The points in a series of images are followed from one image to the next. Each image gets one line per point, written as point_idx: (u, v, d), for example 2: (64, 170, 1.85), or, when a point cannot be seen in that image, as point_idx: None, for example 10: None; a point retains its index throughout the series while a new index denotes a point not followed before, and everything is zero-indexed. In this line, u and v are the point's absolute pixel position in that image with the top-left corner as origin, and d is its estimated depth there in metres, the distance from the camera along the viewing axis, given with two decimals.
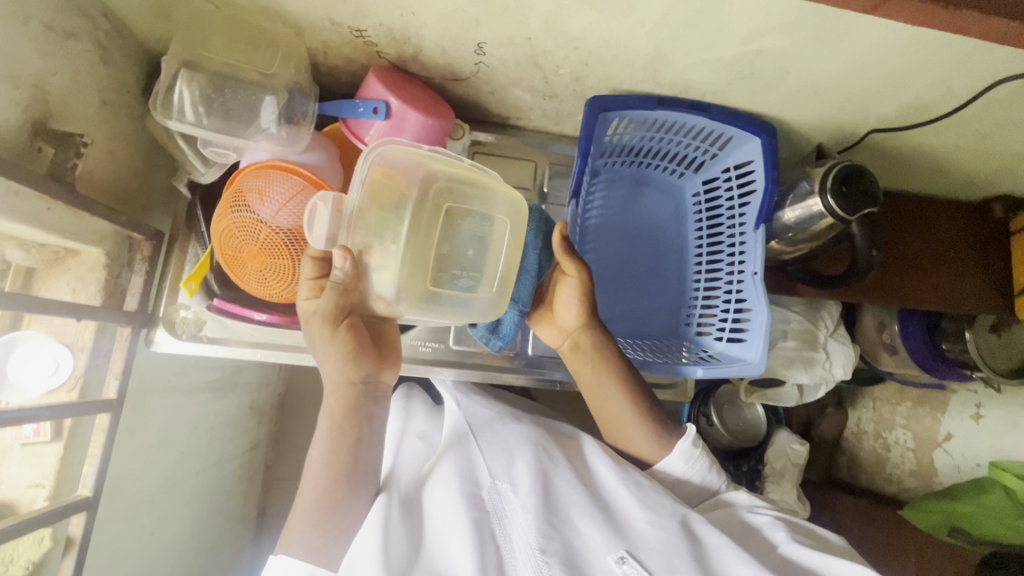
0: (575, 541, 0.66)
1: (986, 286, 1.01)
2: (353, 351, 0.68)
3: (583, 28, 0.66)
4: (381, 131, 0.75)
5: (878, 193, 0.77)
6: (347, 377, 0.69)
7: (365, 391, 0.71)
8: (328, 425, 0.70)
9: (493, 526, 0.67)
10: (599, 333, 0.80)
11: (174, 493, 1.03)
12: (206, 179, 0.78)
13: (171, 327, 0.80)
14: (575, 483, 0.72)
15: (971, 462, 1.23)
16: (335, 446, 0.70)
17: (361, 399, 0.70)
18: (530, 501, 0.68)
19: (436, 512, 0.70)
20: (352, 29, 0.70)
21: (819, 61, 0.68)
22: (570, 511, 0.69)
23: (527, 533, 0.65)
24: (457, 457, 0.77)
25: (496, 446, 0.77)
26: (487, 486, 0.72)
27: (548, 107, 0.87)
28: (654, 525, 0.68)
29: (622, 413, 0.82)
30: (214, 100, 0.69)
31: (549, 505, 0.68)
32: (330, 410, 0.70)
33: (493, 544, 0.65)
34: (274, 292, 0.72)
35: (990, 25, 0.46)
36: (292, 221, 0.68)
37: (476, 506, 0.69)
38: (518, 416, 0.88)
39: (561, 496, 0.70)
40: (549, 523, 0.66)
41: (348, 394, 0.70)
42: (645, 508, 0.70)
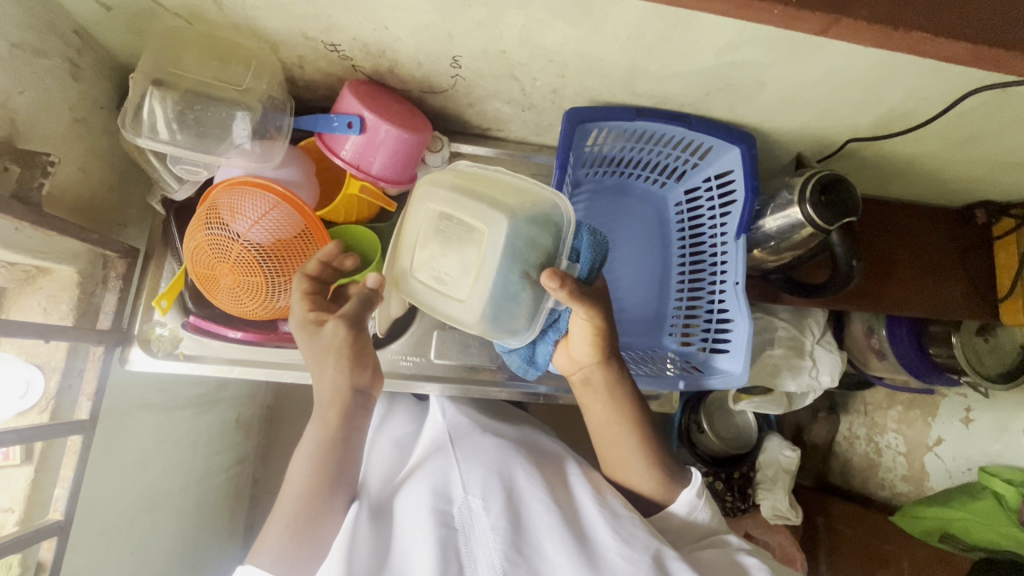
0: (539, 571, 0.64)
1: (970, 292, 1.00)
2: (356, 357, 0.66)
3: (557, 41, 0.66)
4: (357, 146, 0.74)
5: (856, 203, 0.76)
6: (345, 384, 0.67)
7: (359, 402, 0.69)
8: (317, 432, 0.68)
9: (460, 545, 0.64)
10: (613, 370, 0.76)
11: (156, 512, 1.01)
12: (180, 195, 0.77)
13: (146, 345, 0.79)
14: (550, 507, 0.70)
15: (962, 466, 1.22)
16: (321, 452, 0.67)
17: (354, 409, 0.69)
18: (499, 525, 0.66)
19: (404, 530, 0.68)
20: (326, 43, 0.70)
21: (794, 72, 0.68)
22: (540, 538, 0.67)
23: (492, 557, 0.63)
24: (435, 469, 0.74)
25: (474, 461, 0.75)
26: (459, 502, 0.69)
27: (528, 119, 0.86)
28: (626, 558, 0.65)
29: (632, 453, 0.78)
30: (186, 117, 0.69)
31: (518, 531, 0.66)
32: (321, 417, 0.68)
33: (458, 564, 0.62)
34: (249, 310, 0.71)
35: (946, 47, 0.46)
36: (266, 238, 0.67)
37: (445, 523, 0.66)
38: (500, 430, 0.86)
39: (531, 519, 0.69)
40: (515, 550, 0.64)
41: (343, 400, 0.68)
42: (620, 540, 0.67)
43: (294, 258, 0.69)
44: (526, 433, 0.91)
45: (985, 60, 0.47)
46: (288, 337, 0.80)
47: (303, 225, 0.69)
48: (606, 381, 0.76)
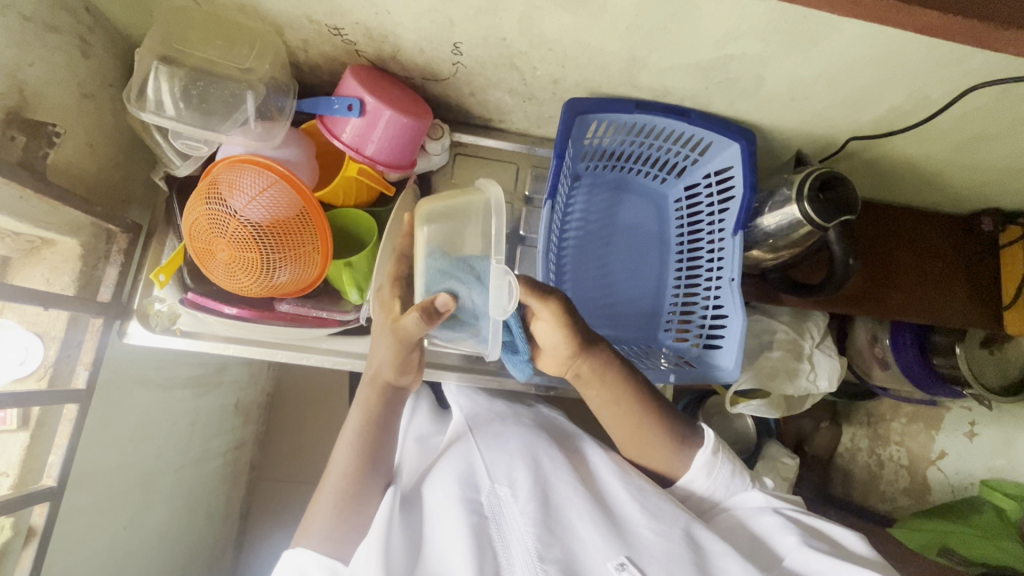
0: (575, 549, 0.65)
1: (974, 300, 0.99)
2: (403, 363, 0.73)
3: (557, 30, 0.67)
4: (357, 129, 0.75)
5: (854, 202, 0.76)
6: (388, 379, 0.75)
7: (397, 395, 0.77)
8: (359, 418, 0.75)
9: (493, 532, 0.66)
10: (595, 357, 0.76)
11: (151, 489, 1.03)
12: (182, 172, 0.78)
13: (144, 319, 0.80)
14: (575, 488, 0.71)
15: (964, 480, 1.20)
16: (360, 440, 0.74)
17: (393, 400, 0.77)
18: (529, 508, 0.67)
19: (438, 515, 0.69)
20: (330, 27, 0.71)
21: (793, 67, 0.68)
22: (571, 517, 0.68)
23: (526, 539, 0.64)
24: (457, 459, 0.75)
25: (497, 448, 0.76)
26: (486, 490, 0.70)
27: (529, 110, 0.87)
28: (656, 532, 0.66)
29: (638, 430, 0.77)
30: (191, 95, 0.70)
31: (547, 511, 0.67)
32: (364, 404, 0.76)
33: (492, 551, 0.64)
34: (244, 286, 0.72)
35: (920, 18, 0.44)
36: (263, 215, 0.68)
37: (476, 511, 0.67)
38: (520, 415, 0.87)
39: (558, 500, 0.70)
40: (548, 531, 0.65)
41: (384, 392, 0.76)
42: (647, 514, 0.68)
43: (290, 236, 0.70)
44: (542, 414, 0.92)
45: (967, 33, 0.45)
46: (284, 316, 0.79)
47: (300, 204, 0.70)
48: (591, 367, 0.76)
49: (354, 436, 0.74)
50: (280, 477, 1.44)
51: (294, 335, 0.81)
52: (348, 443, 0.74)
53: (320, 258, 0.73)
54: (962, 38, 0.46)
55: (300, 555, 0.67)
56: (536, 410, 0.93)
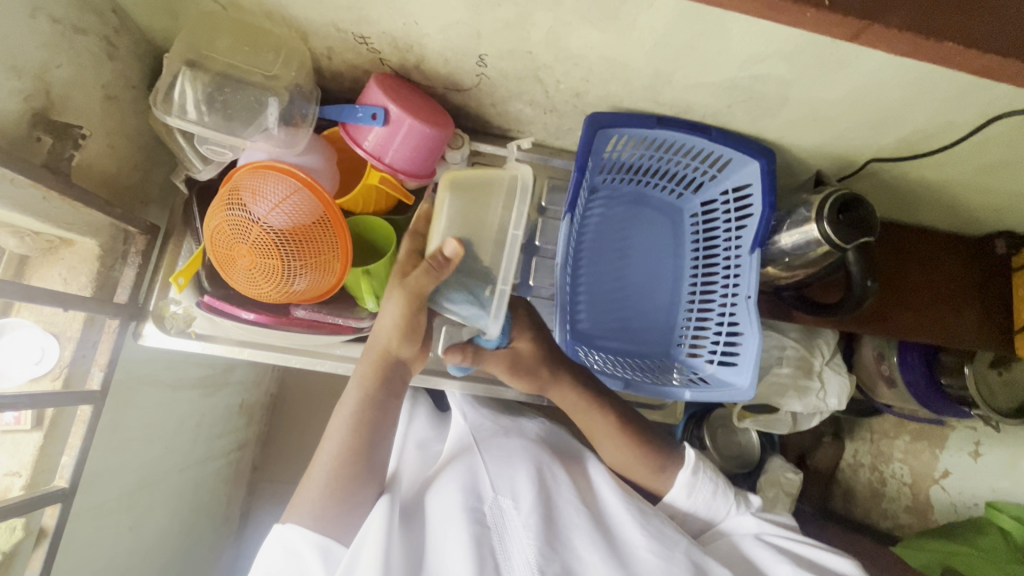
0: (576, 565, 0.65)
1: (986, 323, 0.99)
2: (410, 328, 0.71)
3: (583, 45, 0.67)
4: (379, 137, 0.75)
5: (874, 222, 0.76)
6: (390, 349, 0.73)
7: (397, 368, 0.74)
8: (356, 392, 0.73)
9: (494, 543, 0.65)
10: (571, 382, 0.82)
11: (156, 489, 1.02)
12: (203, 176, 0.78)
13: (160, 321, 0.79)
14: (578, 504, 0.72)
15: (968, 500, 1.21)
16: (353, 418, 0.71)
17: (393, 373, 0.74)
18: (532, 521, 0.67)
19: (436, 520, 0.69)
20: (356, 36, 0.71)
21: (816, 89, 0.68)
22: (571, 532, 0.68)
23: (527, 551, 0.64)
24: (460, 467, 0.75)
25: (502, 460, 0.76)
26: (490, 500, 0.70)
27: (549, 122, 0.87)
28: (660, 556, 0.67)
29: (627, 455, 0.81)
30: (215, 99, 0.71)
31: (550, 526, 0.68)
32: (360, 375, 0.74)
33: (493, 561, 0.64)
34: (263, 293, 0.71)
35: (978, 61, 0.45)
36: (285, 222, 0.68)
37: (478, 521, 0.67)
38: (523, 429, 0.86)
39: (562, 517, 0.70)
40: (549, 546, 0.65)
41: (383, 362, 0.74)
42: (649, 537, 0.69)
43: (310, 243, 0.69)
44: (548, 427, 0.92)
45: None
46: (301, 322, 0.78)
47: (322, 211, 0.70)
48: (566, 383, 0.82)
49: (350, 411, 0.72)
50: (281, 477, 1.44)
51: (309, 341, 0.81)
52: (343, 422, 0.72)
53: (339, 267, 0.72)
54: (1010, 79, 0.46)
55: (289, 532, 0.66)
56: (536, 423, 0.93)
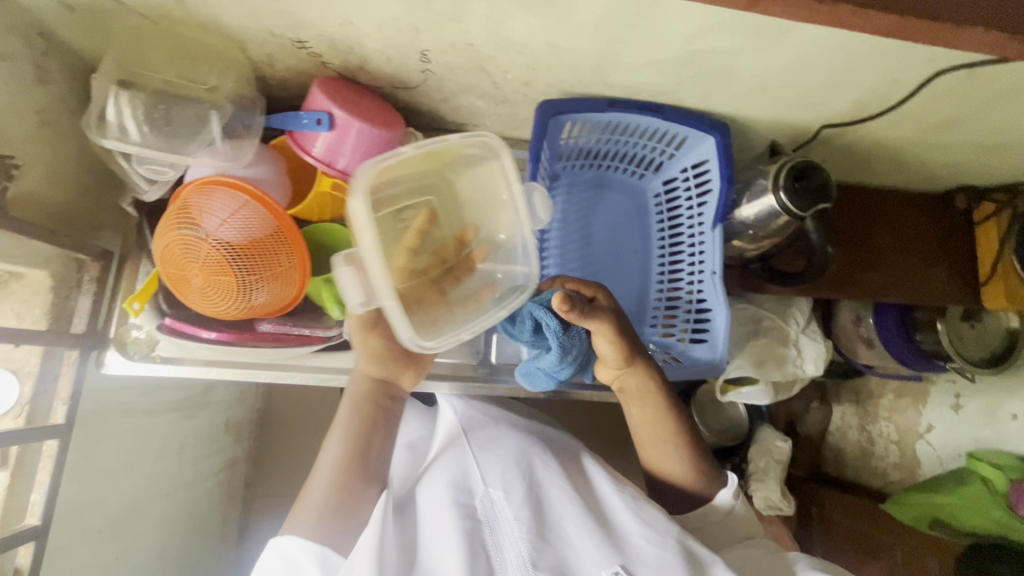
0: (570, 556, 0.65)
1: (953, 278, 1.01)
2: (384, 352, 0.75)
3: (523, 33, 0.66)
4: (327, 142, 0.74)
5: (829, 188, 0.76)
6: (371, 372, 0.76)
7: (385, 390, 0.77)
8: (347, 409, 0.75)
9: (486, 536, 0.66)
10: (642, 372, 0.80)
11: (142, 516, 1.02)
12: (150, 197, 0.76)
13: (122, 348, 0.77)
14: (571, 494, 0.71)
15: (953, 453, 1.22)
16: (347, 431, 0.74)
17: (386, 402, 0.77)
18: (523, 514, 0.67)
19: (429, 516, 0.70)
20: (294, 41, 0.70)
21: (761, 59, 0.67)
22: (564, 522, 0.68)
23: (518, 544, 0.64)
24: (451, 461, 0.75)
25: (491, 451, 0.76)
26: (480, 494, 0.70)
27: (503, 113, 0.86)
28: (650, 541, 0.67)
29: (669, 451, 0.82)
30: (155, 116, 0.68)
31: (542, 519, 0.68)
32: (351, 398, 0.76)
33: (485, 553, 0.64)
34: (222, 310, 0.69)
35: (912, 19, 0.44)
36: (235, 236, 0.66)
37: (468, 515, 0.67)
38: (516, 422, 0.87)
39: (552, 509, 0.70)
40: (541, 538, 0.65)
41: (368, 387, 0.76)
42: (643, 524, 0.69)
43: (264, 256, 0.67)
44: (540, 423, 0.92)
45: None
46: (267, 336, 0.79)
47: (274, 223, 0.68)
48: (642, 386, 0.80)
49: (342, 426, 0.74)
50: (275, 492, 1.50)
51: (276, 354, 0.81)
52: (340, 433, 0.74)
53: (298, 276, 0.71)
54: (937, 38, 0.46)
55: (287, 543, 0.66)
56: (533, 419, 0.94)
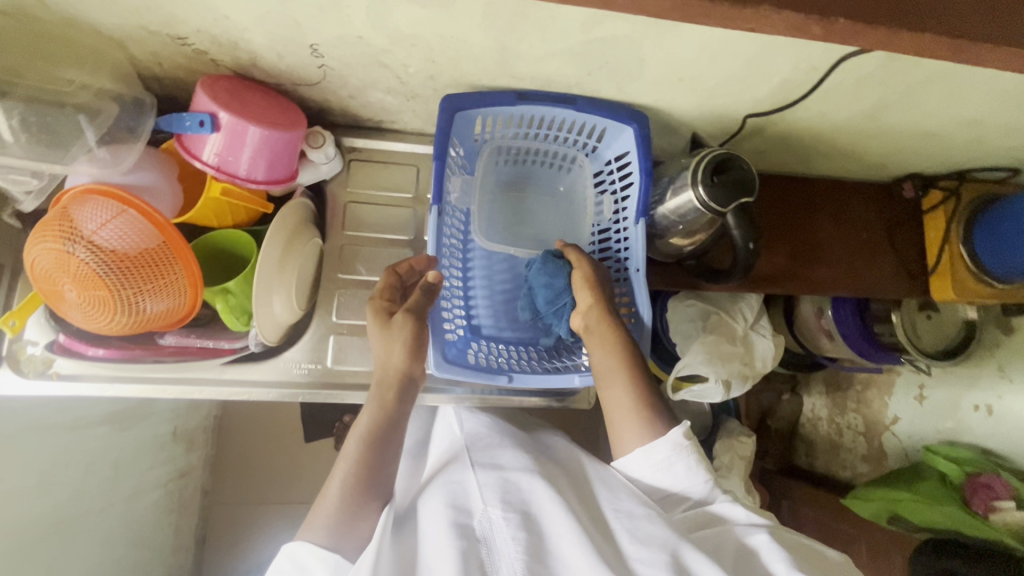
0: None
1: (901, 269, 0.98)
2: (414, 340, 0.74)
3: (411, 23, 0.62)
4: (217, 147, 0.70)
5: (750, 181, 0.72)
6: (399, 366, 0.74)
7: (409, 384, 0.75)
8: (373, 408, 0.74)
9: (483, 555, 0.63)
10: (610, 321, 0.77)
11: (69, 534, 0.98)
12: (26, 207, 0.72)
13: (15, 366, 0.74)
14: (565, 509, 0.66)
15: (918, 444, 1.19)
16: (364, 433, 0.73)
17: (407, 393, 0.75)
18: (520, 535, 0.64)
19: (427, 533, 0.67)
20: (173, 37, 0.66)
21: (667, 46, 0.63)
22: (558, 542, 0.64)
23: (514, 565, 0.61)
24: (449, 481, 0.73)
25: (492, 468, 0.73)
26: (479, 513, 0.67)
27: (417, 109, 0.82)
28: (645, 562, 0.61)
29: (617, 399, 0.75)
30: (31, 123, 0.64)
31: (536, 541, 0.64)
32: (378, 394, 0.74)
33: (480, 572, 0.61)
34: (104, 326, 0.65)
35: None
36: (110, 247, 0.62)
37: (465, 535, 0.64)
38: (521, 440, 0.84)
39: (547, 527, 0.66)
40: (537, 561, 0.62)
41: (399, 383, 0.74)
42: (638, 543, 0.63)
43: (142, 269, 0.64)
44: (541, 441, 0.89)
45: None
46: (170, 351, 0.76)
47: (153, 232, 0.64)
48: (603, 326, 0.77)
49: (363, 430, 0.73)
50: (234, 499, 1.48)
51: (176, 372, 0.78)
52: (357, 436, 0.73)
53: (188, 286, 0.67)
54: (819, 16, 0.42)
55: (299, 547, 0.65)
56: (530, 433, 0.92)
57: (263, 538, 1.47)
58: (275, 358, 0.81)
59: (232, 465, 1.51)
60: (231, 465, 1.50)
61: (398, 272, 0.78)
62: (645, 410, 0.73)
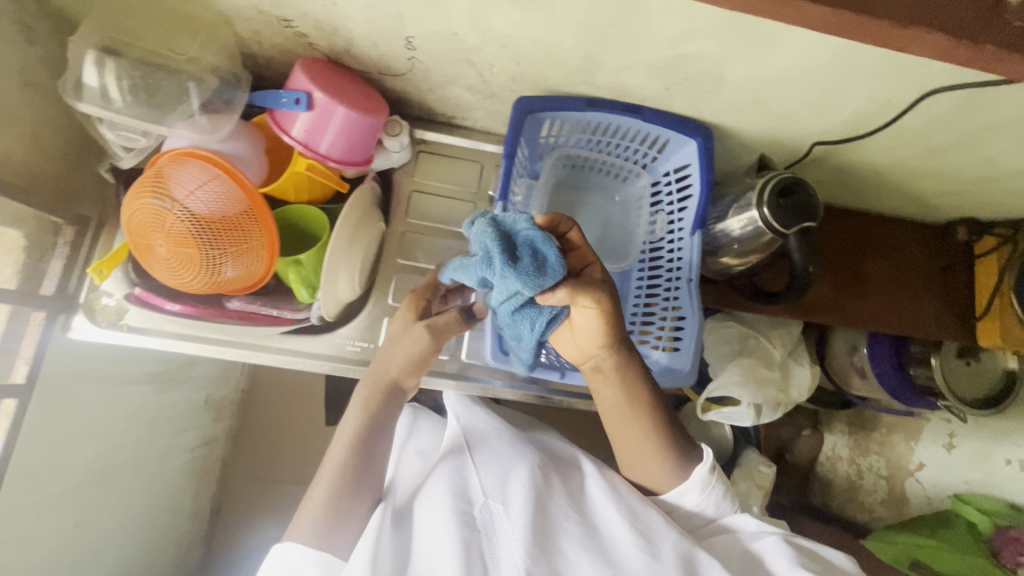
0: (562, 566, 0.65)
1: (946, 310, 0.98)
2: (422, 359, 0.77)
3: (507, 25, 0.65)
4: (307, 124, 0.73)
5: (816, 208, 0.73)
6: (397, 377, 0.77)
7: (399, 394, 0.78)
8: (357, 414, 0.76)
9: (484, 545, 0.66)
10: (624, 353, 0.71)
11: (105, 486, 1.02)
12: (126, 164, 0.75)
13: (90, 314, 0.78)
14: (568, 508, 0.71)
15: (942, 493, 1.17)
16: (352, 438, 0.75)
17: (393, 401, 0.78)
18: (521, 524, 0.66)
19: (427, 522, 0.70)
20: (279, 19, 0.69)
21: (750, 67, 0.66)
22: (561, 536, 0.68)
23: (515, 554, 0.64)
24: (449, 472, 0.75)
25: (491, 462, 0.76)
26: (479, 504, 0.70)
27: (491, 108, 0.85)
28: (646, 552, 0.65)
29: (645, 445, 0.74)
30: (140, 86, 0.68)
31: (540, 529, 0.67)
32: (363, 399, 0.76)
33: (481, 563, 0.64)
34: (186, 284, 0.69)
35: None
36: (204, 210, 0.66)
37: (467, 524, 0.68)
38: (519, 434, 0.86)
39: (551, 519, 0.69)
40: (538, 548, 0.65)
41: (390, 391, 0.77)
42: (637, 534, 0.67)
43: (231, 232, 0.67)
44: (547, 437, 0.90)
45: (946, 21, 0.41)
46: (235, 314, 0.79)
47: (243, 198, 0.68)
48: (619, 365, 0.71)
49: (352, 433, 0.75)
50: (252, 474, 1.51)
51: (244, 334, 0.81)
52: (343, 440, 0.75)
53: (266, 255, 0.70)
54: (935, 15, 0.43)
55: (288, 550, 0.67)
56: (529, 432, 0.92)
57: (274, 516, 1.49)
58: (329, 334, 0.84)
59: (253, 440, 1.53)
60: (253, 440, 1.53)
61: (432, 277, 0.82)
62: (672, 450, 0.74)
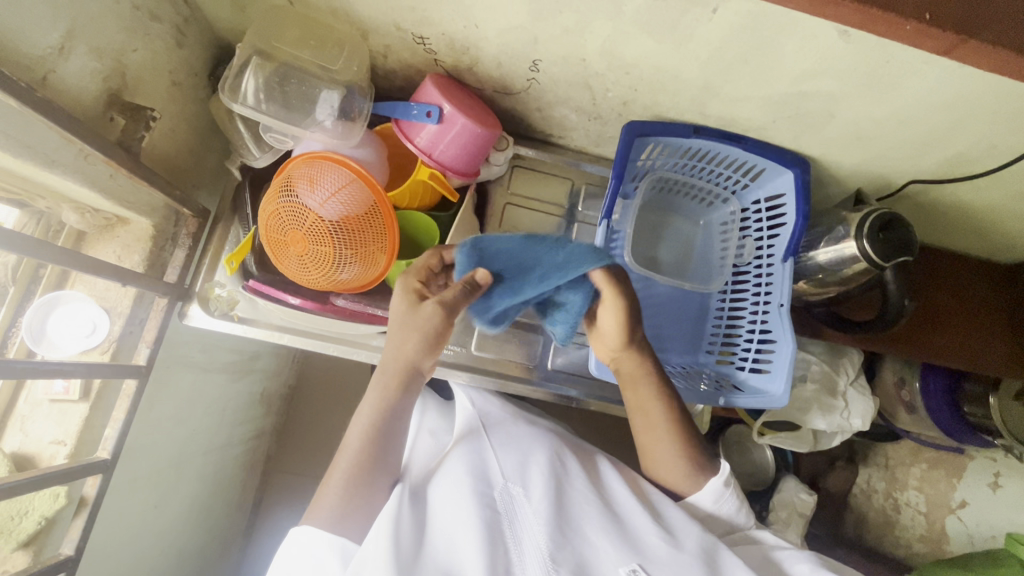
0: (587, 554, 0.64)
1: (1017, 350, 0.98)
2: (436, 341, 0.68)
3: (637, 55, 0.69)
4: (432, 135, 0.77)
5: (914, 244, 0.76)
6: (411, 360, 0.69)
7: (417, 379, 0.72)
8: (373, 405, 0.69)
9: (506, 529, 0.65)
10: (642, 356, 0.76)
11: (179, 471, 1.04)
12: (259, 163, 0.83)
13: (205, 303, 0.82)
14: (588, 493, 0.71)
15: (986, 533, 1.12)
16: (370, 424, 0.69)
17: (412, 385, 0.71)
18: (543, 508, 0.66)
19: (445, 504, 0.68)
20: (415, 36, 0.74)
21: (864, 106, 0.69)
22: (582, 521, 0.67)
23: (538, 538, 0.63)
24: (467, 454, 0.74)
25: (509, 447, 0.76)
26: (499, 487, 0.70)
27: (592, 128, 0.89)
28: (668, 542, 0.65)
29: (661, 446, 0.76)
30: (275, 88, 0.73)
31: (562, 514, 0.67)
32: (384, 384, 0.70)
33: (504, 546, 0.63)
34: (313, 279, 0.73)
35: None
36: (339, 211, 0.70)
37: (487, 505, 0.67)
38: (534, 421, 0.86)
39: (574, 505, 0.69)
40: (560, 532, 0.64)
41: (405, 376, 0.70)
42: (662, 529, 0.67)
43: (363, 233, 0.71)
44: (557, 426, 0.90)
45: None
46: (341, 310, 0.80)
47: (374, 202, 0.72)
48: (636, 368, 0.77)
49: (368, 417, 0.69)
50: (293, 469, 1.51)
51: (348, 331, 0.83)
52: (359, 422, 0.69)
53: (385, 259, 0.73)
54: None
55: (308, 534, 0.62)
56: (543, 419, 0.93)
57: None
58: None
59: (297, 436, 1.53)
60: (296, 435, 1.53)
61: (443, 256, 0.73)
62: (692, 452, 0.75)
